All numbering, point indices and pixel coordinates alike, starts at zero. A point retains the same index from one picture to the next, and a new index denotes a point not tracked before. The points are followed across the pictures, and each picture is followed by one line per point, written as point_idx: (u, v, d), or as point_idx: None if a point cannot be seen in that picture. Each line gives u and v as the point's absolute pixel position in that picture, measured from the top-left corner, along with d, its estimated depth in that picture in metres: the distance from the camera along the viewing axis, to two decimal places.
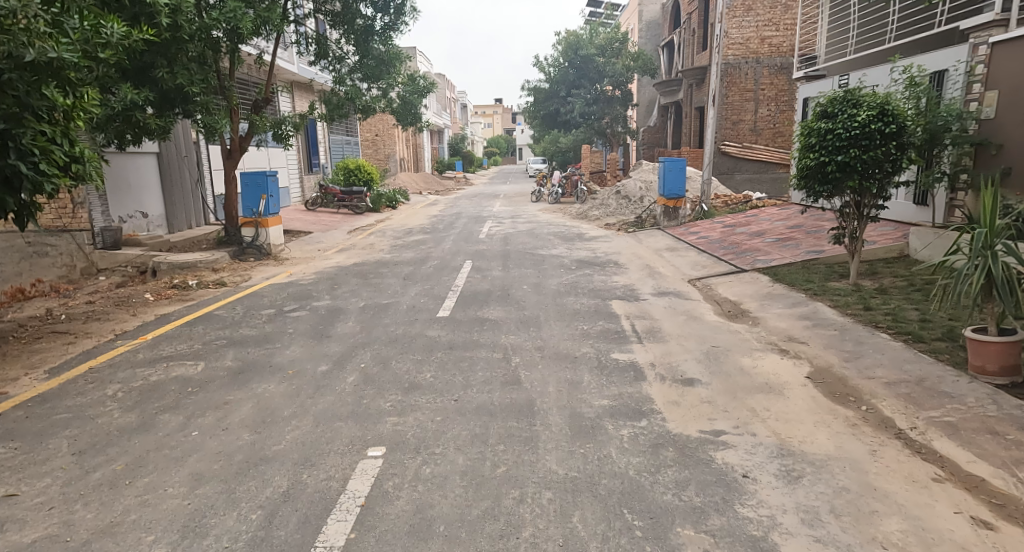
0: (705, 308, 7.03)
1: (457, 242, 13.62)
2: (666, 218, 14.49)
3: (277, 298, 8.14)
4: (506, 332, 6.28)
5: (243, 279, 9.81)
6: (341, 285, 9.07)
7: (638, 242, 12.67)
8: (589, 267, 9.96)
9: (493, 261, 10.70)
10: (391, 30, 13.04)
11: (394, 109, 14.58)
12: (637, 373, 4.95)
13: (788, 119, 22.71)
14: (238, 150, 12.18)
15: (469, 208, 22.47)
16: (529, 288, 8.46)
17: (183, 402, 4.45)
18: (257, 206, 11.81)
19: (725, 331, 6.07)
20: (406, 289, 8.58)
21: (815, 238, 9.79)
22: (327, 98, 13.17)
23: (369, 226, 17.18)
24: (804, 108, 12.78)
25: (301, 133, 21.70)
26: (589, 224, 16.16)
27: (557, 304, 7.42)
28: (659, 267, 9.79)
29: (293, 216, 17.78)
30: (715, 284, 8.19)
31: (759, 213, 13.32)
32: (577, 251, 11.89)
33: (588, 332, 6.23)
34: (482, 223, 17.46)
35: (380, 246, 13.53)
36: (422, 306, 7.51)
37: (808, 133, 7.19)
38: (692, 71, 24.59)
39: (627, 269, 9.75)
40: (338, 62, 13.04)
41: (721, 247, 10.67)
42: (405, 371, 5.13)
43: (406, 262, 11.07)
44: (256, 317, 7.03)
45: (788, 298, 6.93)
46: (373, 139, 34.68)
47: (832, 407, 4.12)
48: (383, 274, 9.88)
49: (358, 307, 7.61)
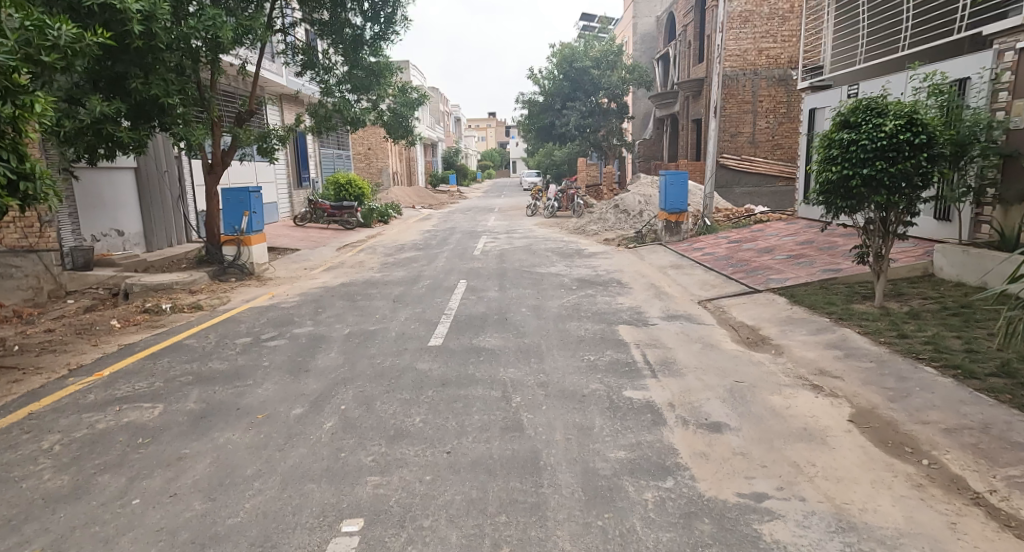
0: (721, 334, 6.46)
1: (450, 259, 13.03)
2: (668, 233, 13.96)
3: (255, 324, 7.53)
4: (506, 364, 5.69)
5: (221, 301, 9.18)
6: (327, 308, 8.46)
7: (640, 259, 12.13)
8: (591, 287, 9.40)
9: (489, 280, 10.13)
10: (381, 40, 12.49)
11: (385, 122, 14.01)
12: (655, 415, 4.37)
13: (787, 131, 22.34)
14: (220, 165, 11.58)
15: (462, 223, 21.94)
16: (528, 312, 7.86)
17: (131, 457, 3.83)
18: (239, 224, 11.16)
19: (747, 362, 5.50)
20: (396, 313, 7.99)
21: (829, 255, 9.25)
22: (314, 110, 12.60)
23: (360, 242, 16.57)
24: (811, 121, 12.35)
25: (290, 146, 21.19)
26: (588, 239, 15.64)
27: (559, 331, 6.84)
28: (666, 287, 9.23)
29: (280, 232, 17.16)
30: (729, 306, 7.63)
31: (765, 228, 12.81)
32: (578, 268, 11.33)
33: (596, 363, 5.64)
34: (477, 238, 16.93)
35: (369, 264, 12.94)
36: (413, 333, 6.93)
37: (829, 145, 6.69)
38: (689, 83, 24.19)
39: (631, 289, 9.19)
40: (326, 73, 12.52)
41: (729, 265, 10.13)
42: (391, 415, 4.52)
43: (396, 282, 10.48)
44: (231, 347, 6.41)
45: (811, 323, 6.36)
46: (366, 153, 34.50)
47: (888, 461, 3.54)
48: (372, 295, 9.30)
49: (343, 334, 7.02)
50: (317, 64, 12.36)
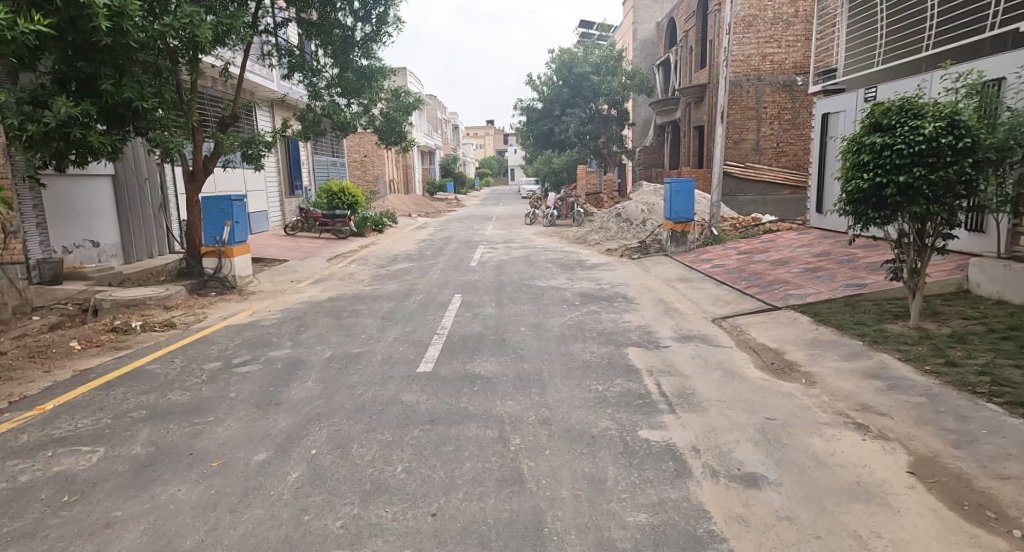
0: (742, 359, 5.82)
1: (445, 271, 12.41)
2: (673, 244, 13.38)
3: (229, 345, 6.87)
4: (503, 395, 5.05)
5: (197, 319, 8.51)
6: (310, 327, 7.81)
7: (646, 271, 11.50)
8: (595, 303, 8.77)
9: (485, 294, 9.51)
10: (373, 41, 11.94)
11: (377, 127, 13.40)
12: (678, 464, 3.72)
13: (792, 138, 21.80)
14: (201, 172, 10.96)
15: (459, 232, 21.32)
16: (528, 332, 7.23)
17: (51, 524, 3.18)
18: (220, 234, 10.61)
19: (776, 394, 4.86)
20: (384, 333, 7.35)
21: (850, 268, 8.63)
22: (302, 115, 11.78)
23: (352, 253, 15.94)
24: (823, 126, 11.82)
25: (282, 153, 20.60)
26: (589, 249, 15.03)
27: (563, 354, 6.21)
28: (675, 304, 8.59)
29: (270, 242, 16.52)
30: (747, 326, 7.00)
31: (775, 238, 12.22)
32: (580, 281, 10.71)
33: (605, 394, 5.00)
34: (473, 248, 16.31)
35: (360, 276, 12.31)
36: (401, 357, 6.29)
37: (858, 150, 6.09)
38: (691, 89, 23.67)
39: (638, 306, 8.55)
40: (315, 75, 11.91)
41: (741, 278, 9.50)
42: (370, 462, 3.88)
43: (387, 296, 9.86)
44: (197, 373, 5.76)
45: (843, 347, 5.73)
46: (361, 160, 33.96)
47: (969, 532, 2.91)
48: (360, 312, 8.66)
49: (324, 357, 6.38)
50: (305, 66, 11.78)
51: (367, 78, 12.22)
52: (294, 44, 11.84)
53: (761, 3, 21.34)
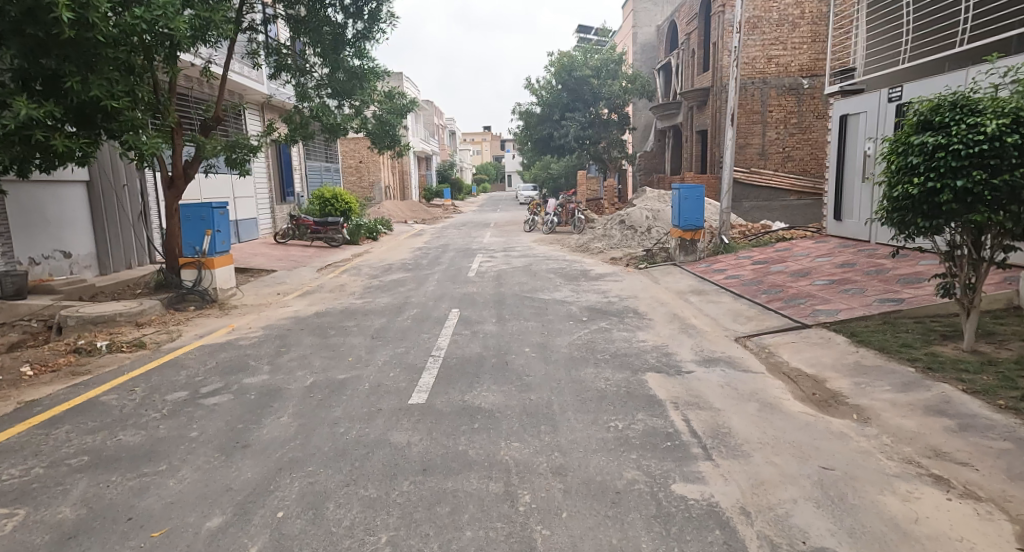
0: (779, 387, 5.13)
1: (441, 282, 11.71)
2: (682, 253, 12.72)
3: (200, 370, 6.15)
4: (509, 436, 4.35)
5: (170, 337, 7.76)
6: (293, 347, 7.09)
7: (655, 283, 10.82)
8: (604, 319, 8.09)
9: (485, 309, 8.82)
10: (365, 39, 11.26)
11: (369, 131, 12.49)
12: (727, 534, 3.03)
13: (798, 142, 21.21)
14: (181, 177, 10.26)
15: (456, 239, 20.65)
16: (532, 353, 6.54)
17: None
18: (200, 244, 9.88)
19: (828, 433, 4.16)
20: (373, 354, 6.66)
21: (881, 281, 7.95)
22: (288, 117, 11.10)
23: (344, 262, 15.25)
24: (842, 129, 11.19)
25: (273, 158, 19.96)
26: (592, 258, 14.37)
27: (574, 382, 5.51)
28: (692, 320, 7.91)
29: (258, 251, 15.81)
30: (776, 347, 6.31)
31: (791, 247, 11.57)
32: (586, 294, 10.02)
33: (628, 434, 4.29)
34: (471, 257, 15.63)
35: (351, 288, 11.60)
36: (391, 384, 5.59)
37: (905, 151, 5.43)
38: (694, 93, 23.09)
39: (651, 323, 7.86)
40: (303, 75, 11.24)
41: (761, 291, 8.83)
42: (349, 531, 3.17)
43: (378, 311, 9.16)
44: (159, 404, 5.05)
45: (893, 374, 5.05)
46: (356, 166, 33.40)
47: None
48: (349, 329, 7.97)
49: (306, 384, 5.68)
50: (293, 65, 11.10)
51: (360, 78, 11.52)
52: (281, 42, 11.16)
53: (766, 4, 20.75)
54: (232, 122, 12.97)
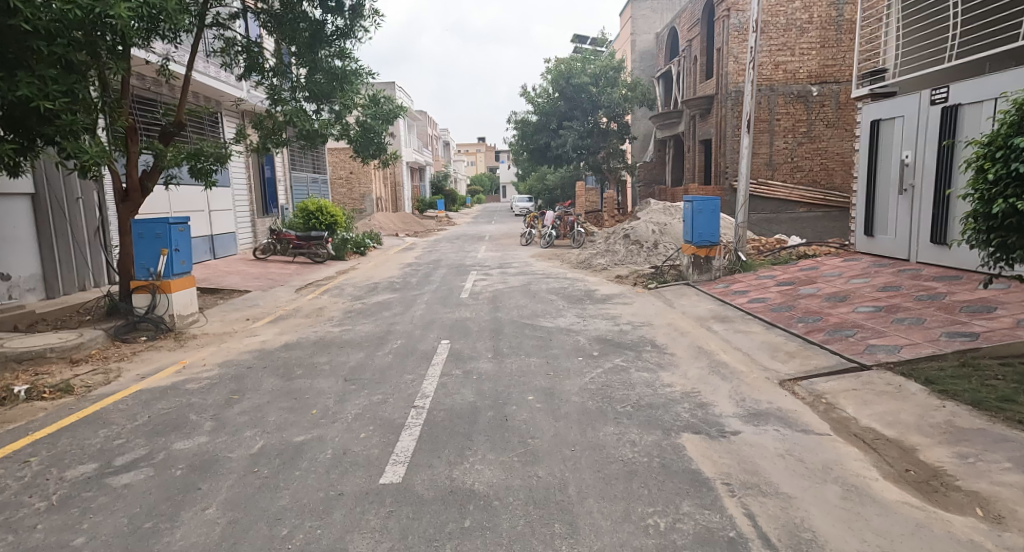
0: (857, 458, 4.00)
1: (431, 305, 10.55)
2: (695, 271, 11.61)
3: (125, 428, 4.94)
4: (511, 542, 3.20)
5: (107, 378, 6.55)
6: (248, 392, 5.90)
7: (669, 307, 9.71)
8: (618, 355, 6.93)
9: (480, 341, 7.66)
10: (345, 37, 10.15)
11: (352, 138, 11.32)
12: None
13: (807, 152, 20.21)
14: (137, 190, 9.09)
15: (450, 253, 19.55)
16: (537, 403, 5.39)
17: None
18: (155, 265, 8.61)
19: (950, 542, 3.03)
20: (344, 405, 5.48)
21: (940, 309, 6.84)
22: (257, 121, 9.92)
23: (326, 280, 14.09)
24: (873, 135, 10.17)
25: (253, 169, 18.82)
26: (596, 276, 13.24)
27: (593, 448, 4.35)
28: (721, 356, 6.77)
29: (233, 268, 14.62)
30: (835, 396, 5.18)
31: (818, 266, 10.48)
32: (594, 321, 8.89)
33: (674, 541, 3.14)
34: (465, 274, 14.50)
35: (330, 312, 10.44)
36: (360, 451, 4.43)
37: (1004, 157, 4.32)
38: (698, 100, 22.09)
39: (674, 359, 6.72)
40: (276, 76, 10.11)
41: (796, 320, 7.69)
42: None
43: (357, 342, 8.00)
44: (52, 486, 3.87)
45: (1005, 444, 3.93)
46: (347, 177, 32.35)
47: None
48: (319, 366, 6.80)
49: (254, 448, 4.51)
50: (263, 65, 9.98)
51: (339, 80, 10.37)
52: (251, 39, 10.03)
53: (774, 8, 19.79)
54: (205, 126, 11.79)
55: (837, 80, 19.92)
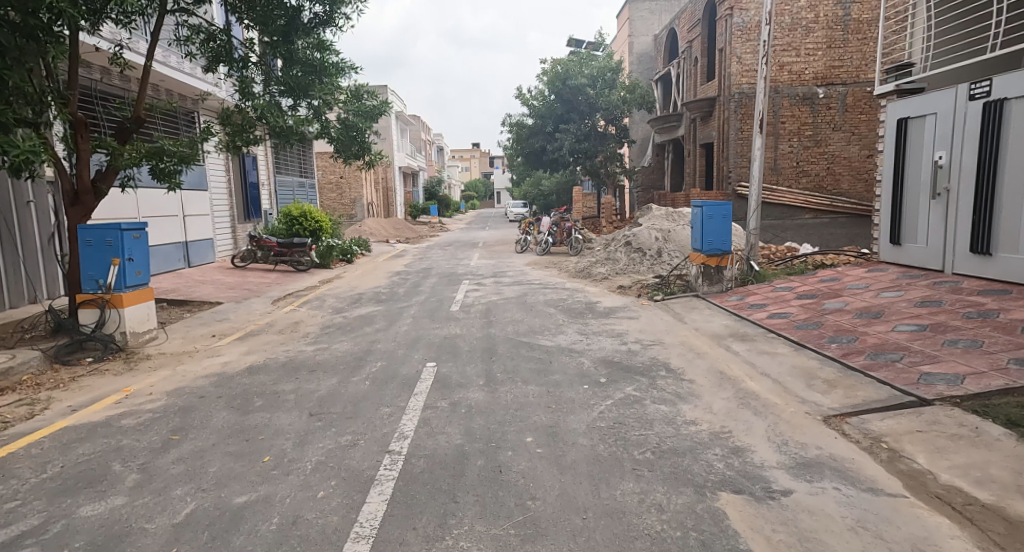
0: (953, 537, 3.10)
1: (418, 320, 9.63)
2: (705, 282, 10.73)
3: (27, 484, 3.98)
4: None
5: (31, 411, 5.58)
6: (192, 431, 4.95)
7: (679, 322, 8.82)
8: (628, 382, 6.02)
9: (470, 365, 6.75)
10: (325, 25, 9.28)
11: (333, 137, 10.36)
12: None
13: (813, 156, 19.37)
14: (86, 192, 8.13)
15: (441, 261, 18.62)
16: (537, 448, 4.47)
17: None
18: (104, 277, 7.62)
19: None
20: (305, 449, 4.55)
21: (998, 330, 5.97)
22: (224, 116, 8.94)
23: (307, 291, 13.14)
24: (900, 134, 9.37)
25: (233, 172, 17.85)
26: (597, 287, 12.35)
27: (610, 517, 3.44)
28: (748, 384, 5.87)
29: (208, 278, 13.65)
30: (899, 440, 4.28)
31: (840, 278, 9.61)
32: (599, 339, 7.98)
33: None
34: (456, 283, 13.59)
35: (307, 327, 9.50)
36: (315, 520, 3.50)
37: None
38: (699, 103, 21.29)
39: (695, 388, 5.82)
40: (246, 66, 9.13)
41: (828, 341, 6.80)
42: None
43: (331, 365, 7.06)
44: None
45: None
46: (337, 182, 31.44)
47: None
48: (283, 395, 5.86)
49: (181, 514, 3.57)
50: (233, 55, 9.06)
51: (316, 71, 9.47)
52: (219, 26, 9.11)
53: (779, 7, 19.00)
54: (171, 121, 10.91)
55: (844, 81, 19.11)
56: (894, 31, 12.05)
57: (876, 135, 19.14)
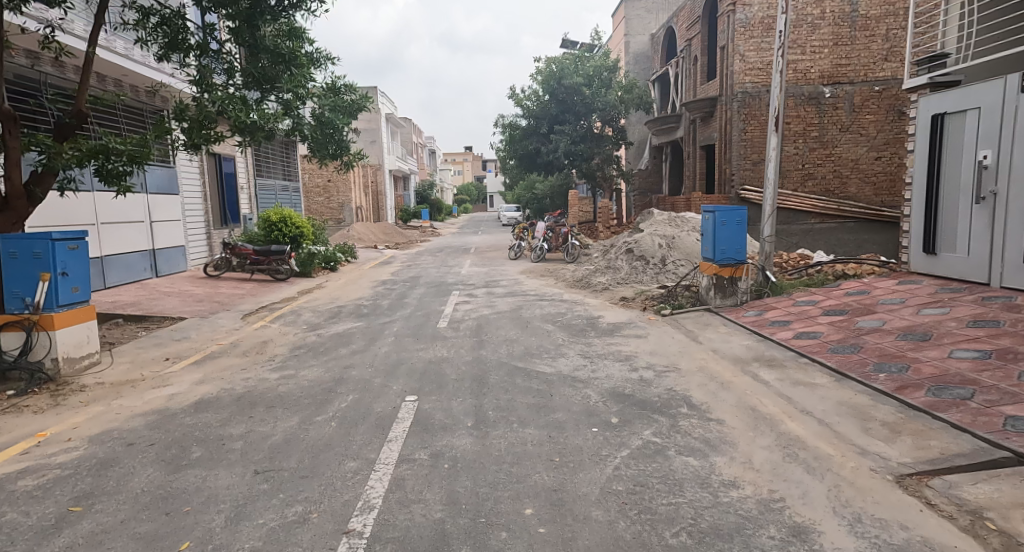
0: None
1: (400, 339, 8.61)
2: (717, 295, 9.76)
3: None
4: None
5: None
6: (102, 499, 3.92)
7: (693, 342, 7.84)
8: (645, 424, 5.04)
9: (457, 400, 5.75)
10: (294, 9, 8.23)
11: (307, 135, 9.34)
12: None
13: (819, 158, 18.44)
14: (16, 196, 7.12)
15: (430, 268, 17.57)
16: (538, 526, 3.49)
17: None
18: (32, 294, 6.54)
19: None
20: (242, 528, 3.54)
21: None
22: (180, 111, 7.89)
23: (282, 303, 12.08)
24: (934, 131, 8.49)
25: (209, 175, 16.79)
26: (597, 299, 11.36)
27: None
28: (789, 425, 4.89)
29: (176, 289, 12.58)
30: (1006, 517, 3.32)
31: (870, 291, 8.66)
32: (605, 364, 6.99)
33: None
34: (445, 294, 12.57)
35: (277, 347, 8.47)
36: None
37: None
38: (700, 103, 20.39)
39: (725, 431, 4.85)
40: (204, 54, 8.10)
41: (875, 369, 5.84)
42: None
43: (295, 399, 6.03)
44: None
45: None
46: (325, 186, 30.36)
47: None
48: (228, 442, 4.84)
49: None
50: (189, 42, 8.03)
51: (285, 60, 8.51)
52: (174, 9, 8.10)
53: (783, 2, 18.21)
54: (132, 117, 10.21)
55: (852, 80, 18.13)
56: (922, 25, 11.10)
57: (886, 135, 18.14)
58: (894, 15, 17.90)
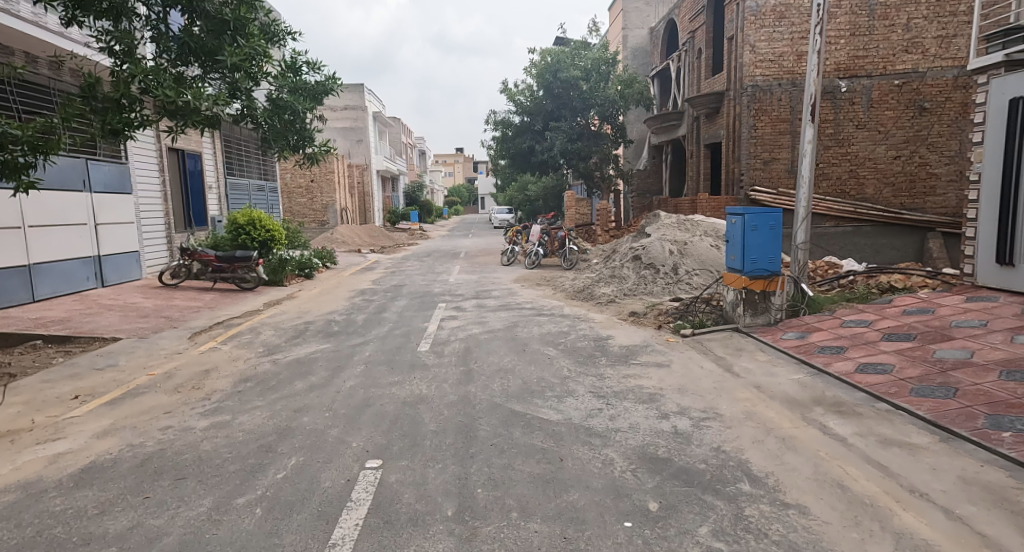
0: None
1: (371, 368, 7.09)
2: (748, 312, 8.29)
3: None
4: None
5: None
6: None
7: (730, 375, 6.38)
8: (697, 516, 3.57)
9: (434, 469, 4.25)
10: None
11: (260, 122, 7.77)
12: None
13: (834, 157, 16.60)
14: None
15: (414, 276, 15.99)
16: None
17: None
18: None
19: None
20: None
21: None
22: (92, 86, 6.32)
23: (241, 319, 10.52)
24: (1012, 119, 7.09)
25: (171, 172, 15.31)
26: (603, 314, 9.88)
27: None
28: (905, 520, 3.44)
29: (120, 301, 11.01)
30: None
31: (937, 310, 7.21)
32: (625, 407, 5.50)
33: None
34: (429, 307, 11.05)
35: (219, 378, 6.94)
36: None
37: None
38: (705, 98, 19.00)
39: (815, 530, 3.38)
40: (123, 19, 6.56)
41: (995, 425, 4.38)
42: None
43: (217, 464, 4.49)
44: None
45: None
46: (308, 186, 28.74)
47: None
48: None
49: None
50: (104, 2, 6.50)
51: (230, 29, 7.04)
52: None
53: None
54: (27, 92, 9.57)
55: (869, 73, 16.28)
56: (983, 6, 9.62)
57: (905, 133, 16.20)
58: (915, 2, 16.04)
